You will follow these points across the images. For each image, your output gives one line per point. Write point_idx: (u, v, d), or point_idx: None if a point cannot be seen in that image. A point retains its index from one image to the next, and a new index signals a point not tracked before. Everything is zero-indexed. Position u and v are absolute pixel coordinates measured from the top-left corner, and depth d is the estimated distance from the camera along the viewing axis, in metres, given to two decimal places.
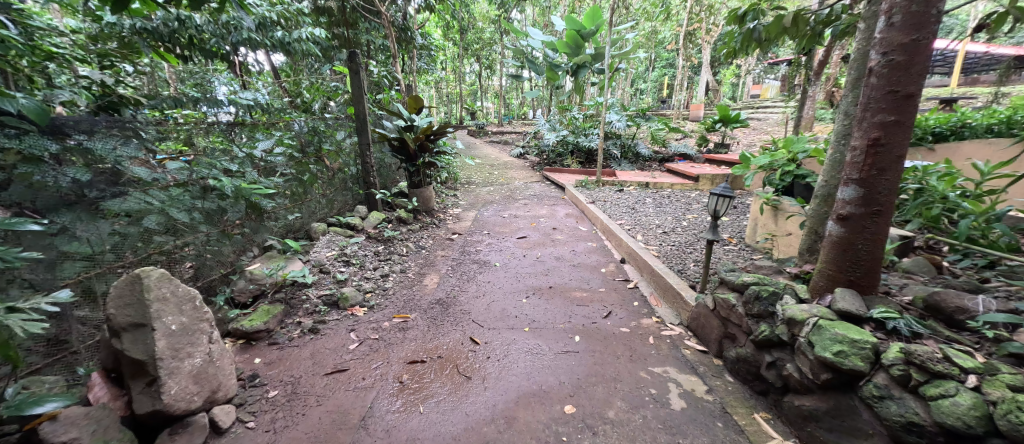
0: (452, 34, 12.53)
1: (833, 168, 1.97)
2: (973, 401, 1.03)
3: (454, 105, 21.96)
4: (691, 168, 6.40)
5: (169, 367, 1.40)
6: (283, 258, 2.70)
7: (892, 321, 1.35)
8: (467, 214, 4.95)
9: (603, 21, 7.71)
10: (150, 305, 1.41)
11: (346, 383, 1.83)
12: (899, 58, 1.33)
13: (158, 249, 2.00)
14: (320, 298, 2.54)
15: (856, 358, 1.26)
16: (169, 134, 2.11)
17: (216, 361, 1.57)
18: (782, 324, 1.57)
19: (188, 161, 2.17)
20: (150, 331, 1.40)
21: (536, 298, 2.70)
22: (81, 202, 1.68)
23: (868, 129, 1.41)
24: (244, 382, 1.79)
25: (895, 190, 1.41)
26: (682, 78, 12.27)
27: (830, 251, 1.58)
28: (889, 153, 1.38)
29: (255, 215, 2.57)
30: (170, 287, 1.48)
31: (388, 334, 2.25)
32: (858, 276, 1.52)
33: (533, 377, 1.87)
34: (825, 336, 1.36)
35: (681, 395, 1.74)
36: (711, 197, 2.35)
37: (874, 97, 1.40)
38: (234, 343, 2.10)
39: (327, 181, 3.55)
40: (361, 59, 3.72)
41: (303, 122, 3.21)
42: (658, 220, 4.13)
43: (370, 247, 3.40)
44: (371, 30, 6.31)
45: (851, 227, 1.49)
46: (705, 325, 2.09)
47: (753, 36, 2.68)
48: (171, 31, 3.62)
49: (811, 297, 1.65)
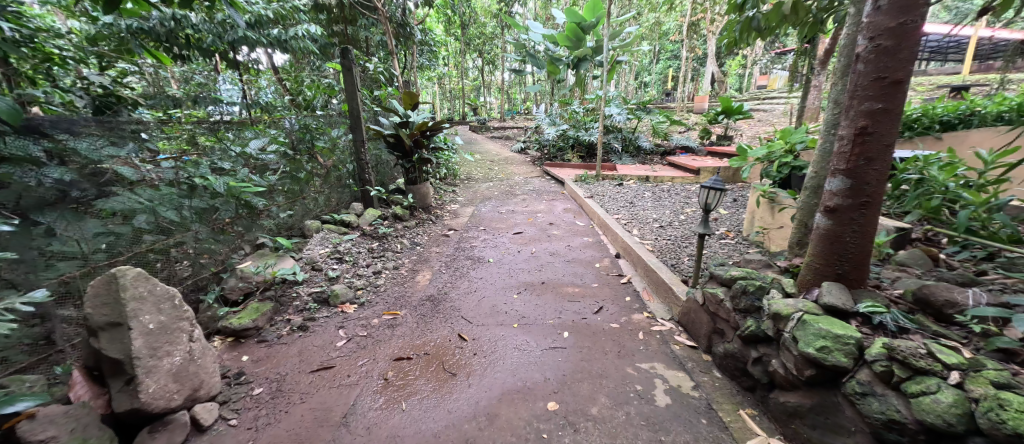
0: (453, 28, 12.42)
1: (823, 159, 1.90)
2: (954, 398, 1.00)
3: (456, 102, 21.91)
4: (692, 161, 6.35)
5: (147, 365, 1.37)
6: (274, 255, 2.71)
7: (878, 316, 1.31)
8: (465, 210, 4.93)
9: (603, 14, 7.62)
10: (125, 304, 1.37)
11: (331, 381, 1.82)
12: (886, 43, 1.28)
13: (149, 248, 2.02)
14: (311, 296, 2.54)
15: (840, 353, 1.23)
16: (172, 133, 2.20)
17: (197, 359, 1.54)
18: (768, 319, 1.54)
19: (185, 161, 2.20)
20: (127, 330, 1.36)
21: (527, 294, 2.68)
22: (64, 202, 1.67)
23: (856, 118, 1.37)
24: (229, 380, 1.79)
25: (883, 180, 1.37)
26: (687, 70, 12.13)
27: (817, 245, 1.54)
28: (876, 142, 1.34)
29: (247, 212, 2.57)
30: (147, 286, 1.44)
31: (377, 331, 2.25)
32: (846, 269, 1.48)
33: (518, 374, 1.86)
34: (809, 331, 1.33)
35: (668, 391, 1.71)
36: (702, 189, 2.30)
37: (861, 85, 1.36)
38: (223, 341, 2.12)
39: (322, 179, 3.55)
40: (355, 56, 3.70)
41: (293, 120, 3.20)
42: (655, 215, 4.09)
43: (364, 244, 3.41)
44: (369, 26, 6.30)
45: (838, 219, 1.45)
46: (695, 320, 2.06)
47: (753, 24, 2.67)
48: (168, 31, 3.59)
49: (798, 292, 1.61)
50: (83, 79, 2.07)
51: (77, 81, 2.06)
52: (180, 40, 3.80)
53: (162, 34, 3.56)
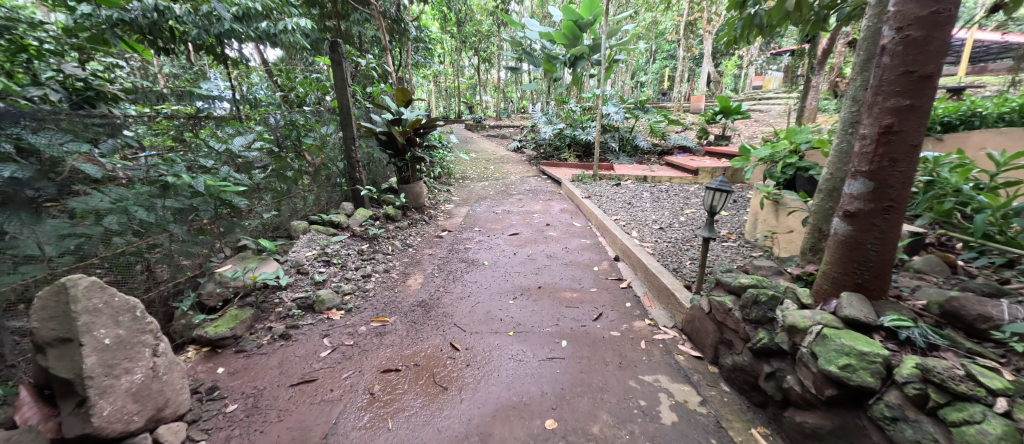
0: (449, 26, 12.23)
1: (839, 160, 1.74)
2: (1003, 429, 0.89)
3: (451, 101, 21.73)
4: (690, 161, 6.26)
5: (101, 385, 1.23)
6: (256, 258, 2.56)
7: (905, 331, 1.20)
8: (459, 210, 4.80)
9: (601, 12, 7.51)
10: (76, 317, 1.22)
11: (312, 396, 1.70)
12: (916, 34, 1.17)
13: (121, 250, 1.88)
14: (295, 302, 2.41)
15: (866, 373, 1.12)
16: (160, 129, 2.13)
17: (162, 376, 1.40)
18: (783, 332, 1.43)
19: (160, 156, 2.11)
20: (78, 346, 1.22)
21: (523, 300, 2.56)
22: (18, 201, 1.54)
23: (879, 115, 1.26)
24: (200, 396, 1.66)
25: (908, 183, 1.26)
26: (683, 70, 12.00)
27: (835, 251, 1.44)
28: (902, 142, 1.23)
29: (229, 212, 2.43)
30: (104, 297, 1.29)
31: (364, 339, 2.12)
32: (866, 279, 1.37)
33: (513, 387, 1.74)
34: (830, 347, 1.22)
35: (674, 408, 1.60)
36: (707, 191, 2.20)
37: (885, 80, 1.24)
38: (198, 351, 1.98)
39: (310, 178, 3.41)
40: (345, 50, 3.56)
41: (279, 116, 3.05)
42: (655, 216, 3.98)
43: (354, 245, 3.28)
44: (362, 22, 6.14)
45: (859, 224, 1.35)
46: (700, 329, 1.95)
47: (754, 21, 2.64)
48: (150, 23, 3.36)
49: (814, 302, 1.50)
50: (59, 70, 2.00)
51: (53, 74, 1.99)
52: (163, 33, 3.58)
53: (145, 26, 3.34)
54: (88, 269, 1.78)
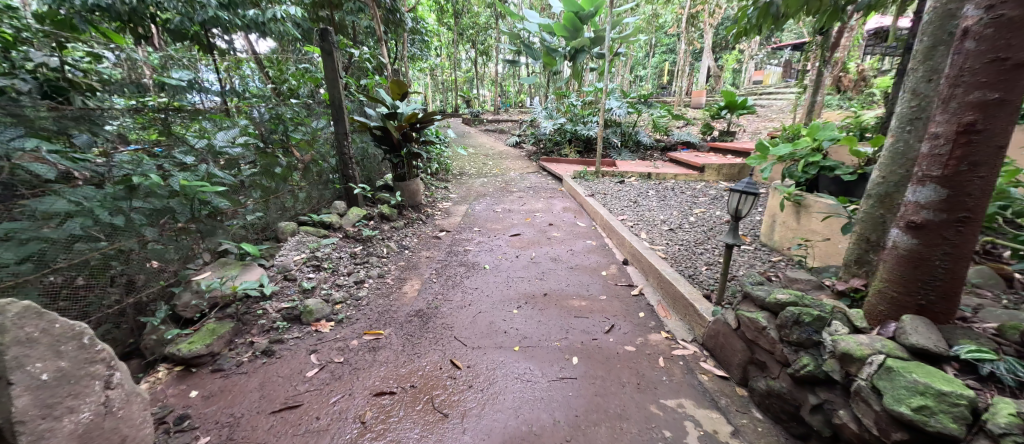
0: (446, 18, 11.92)
1: (893, 161, 1.57)
2: None
3: (448, 94, 21.39)
4: (696, 157, 6.09)
5: (36, 430, 1.04)
6: (238, 264, 2.35)
7: (988, 365, 1.03)
8: (457, 208, 4.60)
9: (604, 2, 7.25)
10: (4, 351, 1.02)
11: (295, 426, 1.51)
12: (1010, 14, 0.98)
13: (94, 254, 1.69)
14: (280, 313, 2.21)
15: (947, 417, 0.95)
16: (144, 120, 1.99)
17: (117, 410, 1.22)
18: (833, 359, 1.25)
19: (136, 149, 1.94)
20: (5, 386, 1.01)
21: (528, 309, 2.38)
22: None
23: (959, 110, 1.07)
24: (167, 428, 1.48)
25: (989, 192, 1.08)
26: (683, 64, 11.54)
27: (894, 268, 1.25)
28: (986, 143, 1.04)
29: (208, 215, 2.22)
30: (39, 324, 1.11)
31: (355, 356, 1.93)
32: (932, 300, 1.19)
33: (521, 414, 1.56)
34: (898, 383, 1.05)
35: (702, 439, 1.43)
36: (732, 194, 2.00)
37: (970, 68, 1.05)
38: (170, 371, 1.79)
39: (301, 175, 3.19)
40: (335, 38, 3.32)
41: (264, 109, 2.81)
42: (663, 216, 3.80)
43: (346, 248, 3.08)
44: (356, 12, 5.87)
45: (925, 237, 1.16)
46: (726, 346, 1.77)
47: (770, 11, 2.40)
48: (129, 10, 3.10)
49: (869, 326, 1.31)
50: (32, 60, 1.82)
51: (26, 63, 1.81)
52: (144, 20, 3.32)
53: (123, 13, 3.09)
54: (57, 273, 1.58)
